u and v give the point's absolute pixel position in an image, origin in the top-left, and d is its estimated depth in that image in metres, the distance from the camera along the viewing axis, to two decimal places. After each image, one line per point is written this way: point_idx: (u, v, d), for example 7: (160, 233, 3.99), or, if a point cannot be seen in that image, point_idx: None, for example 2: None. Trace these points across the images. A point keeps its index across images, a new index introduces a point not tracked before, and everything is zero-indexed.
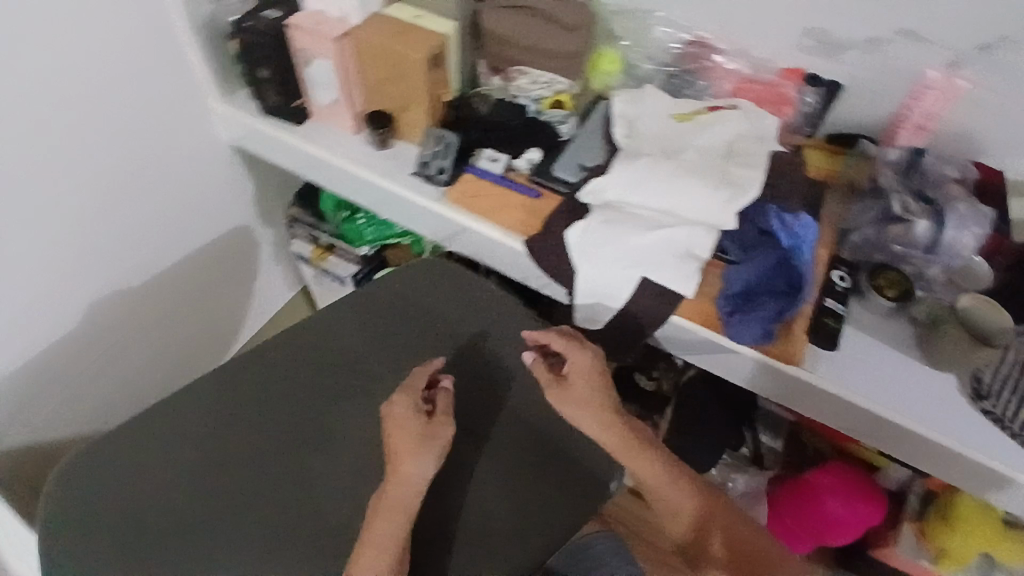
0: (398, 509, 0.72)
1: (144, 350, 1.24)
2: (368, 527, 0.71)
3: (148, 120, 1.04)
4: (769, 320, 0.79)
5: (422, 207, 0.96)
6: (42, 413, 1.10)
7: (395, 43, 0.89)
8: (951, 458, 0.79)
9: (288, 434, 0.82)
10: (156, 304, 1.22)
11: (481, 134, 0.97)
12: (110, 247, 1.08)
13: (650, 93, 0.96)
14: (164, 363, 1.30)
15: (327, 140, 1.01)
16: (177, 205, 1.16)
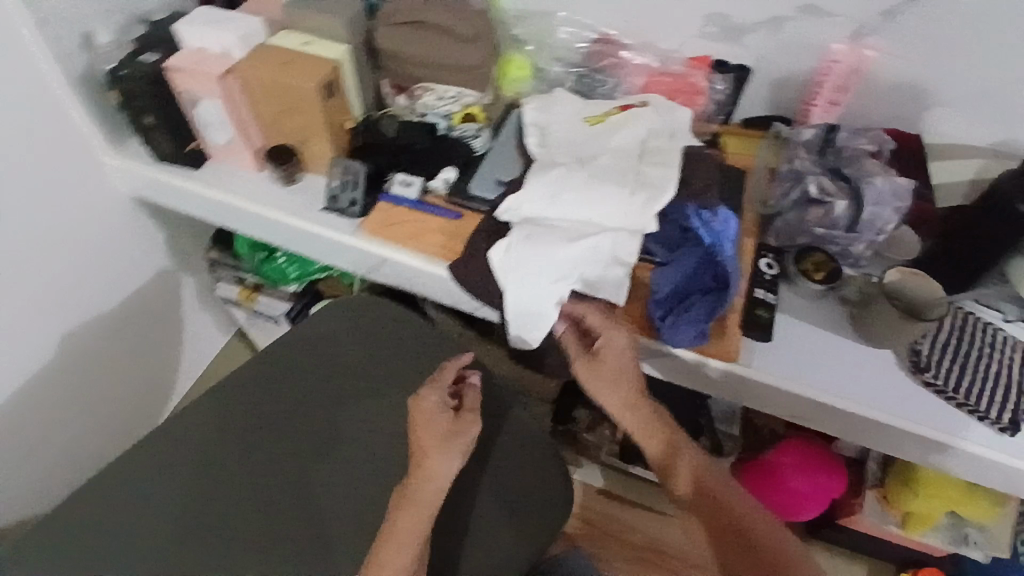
0: (421, 507, 0.72)
1: (70, 423, 1.16)
2: (391, 524, 0.71)
3: (39, 182, 0.97)
4: (700, 321, 0.79)
5: (338, 243, 0.91)
6: None
7: (283, 75, 0.84)
8: (896, 436, 0.79)
9: (278, 477, 0.85)
10: (78, 373, 1.14)
11: (392, 159, 0.93)
12: (18, 323, 1.00)
13: (559, 97, 0.94)
14: (95, 433, 1.22)
15: (230, 182, 0.96)
16: (86, 266, 1.08)
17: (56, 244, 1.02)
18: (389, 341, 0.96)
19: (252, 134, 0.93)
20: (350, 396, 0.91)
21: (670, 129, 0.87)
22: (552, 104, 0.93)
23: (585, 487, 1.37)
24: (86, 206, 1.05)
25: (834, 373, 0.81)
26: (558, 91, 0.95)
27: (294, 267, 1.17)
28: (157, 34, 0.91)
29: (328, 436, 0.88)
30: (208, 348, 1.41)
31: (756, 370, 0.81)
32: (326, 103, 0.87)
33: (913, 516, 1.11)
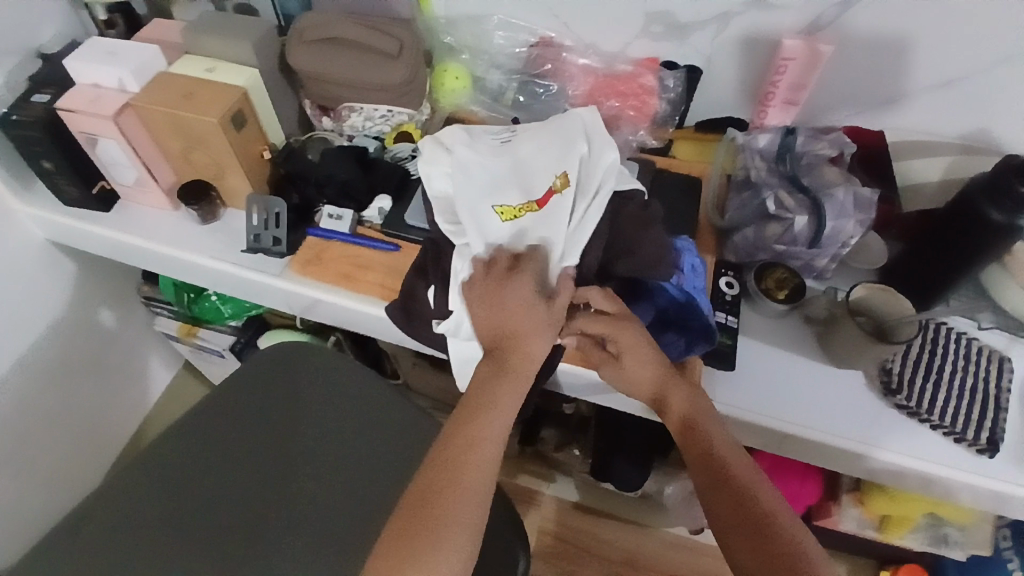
0: (517, 379, 0.62)
1: (12, 490, 1.03)
2: (490, 395, 0.61)
3: None
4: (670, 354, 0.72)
5: (264, 284, 0.83)
6: None
7: (183, 109, 0.76)
8: (872, 462, 0.75)
9: (237, 538, 0.78)
10: (15, 434, 1.02)
11: (317, 191, 0.86)
12: None
13: (458, 136, 0.75)
14: (41, 497, 1.09)
15: (144, 226, 0.88)
16: (11, 321, 0.96)
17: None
18: (329, 388, 0.89)
19: (162, 173, 0.86)
20: (290, 455, 0.84)
21: (598, 189, 0.68)
22: (447, 148, 0.73)
23: (557, 500, 1.33)
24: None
25: (803, 398, 0.77)
26: (451, 129, 0.76)
27: (227, 305, 1.10)
28: (52, 72, 0.83)
29: (275, 492, 0.81)
30: (153, 388, 1.31)
31: (722, 404, 0.75)
32: (235, 136, 0.80)
33: (891, 519, 1.05)
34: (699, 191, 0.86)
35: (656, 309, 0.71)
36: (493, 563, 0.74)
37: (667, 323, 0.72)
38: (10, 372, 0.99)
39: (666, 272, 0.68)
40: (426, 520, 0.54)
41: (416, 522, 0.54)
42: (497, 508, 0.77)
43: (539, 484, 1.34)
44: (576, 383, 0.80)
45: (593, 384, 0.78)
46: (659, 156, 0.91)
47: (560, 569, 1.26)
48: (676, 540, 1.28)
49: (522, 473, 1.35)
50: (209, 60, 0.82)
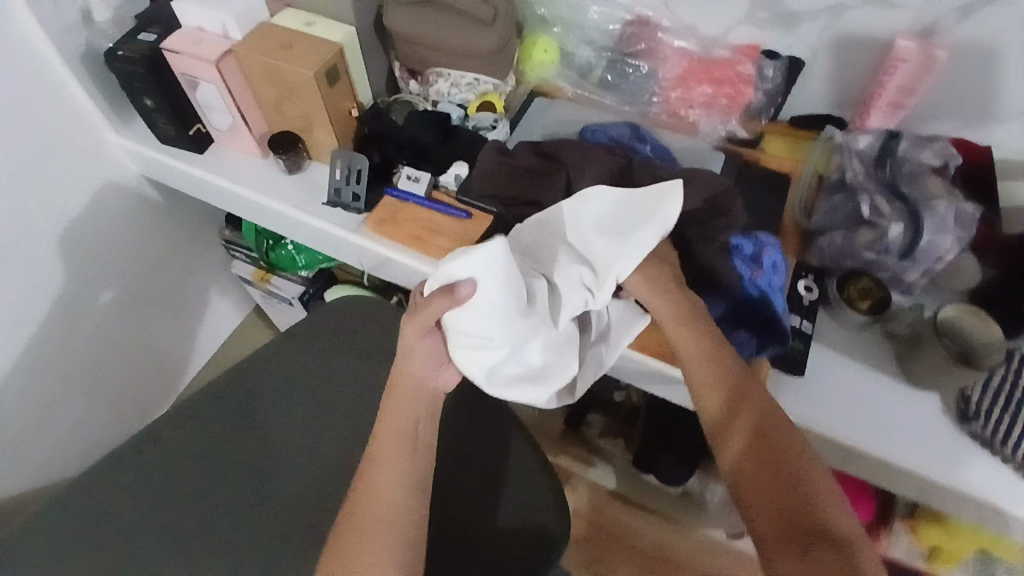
0: (409, 408, 0.60)
1: (80, 402, 1.10)
2: (387, 433, 0.59)
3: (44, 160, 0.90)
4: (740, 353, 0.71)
5: (340, 238, 0.85)
6: None
7: (281, 60, 0.78)
8: (936, 490, 0.71)
9: (283, 476, 0.80)
10: (89, 351, 1.08)
11: (397, 152, 0.87)
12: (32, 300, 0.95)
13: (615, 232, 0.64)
14: (105, 415, 1.16)
15: (232, 169, 0.92)
16: (97, 246, 1.02)
17: (57, 232, 0.95)
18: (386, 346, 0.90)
19: (256, 122, 0.89)
20: (341, 405, 0.84)
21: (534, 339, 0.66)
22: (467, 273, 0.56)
23: (593, 486, 1.32)
24: (89, 189, 0.98)
25: (865, 412, 0.74)
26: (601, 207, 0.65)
27: (301, 255, 1.13)
28: (160, 14, 0.87)
29: (326, 433, 0.83)
30: (221, 327, 1.37)
31: (785, 410, 0.73)
32: (328, 91, 0.81)
33: (941, 551, 1.01)
34: (786, 189, 0.83)
35: (729, 303, 0.70)
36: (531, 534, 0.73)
37: (740, 323, 0.71)
38: (93, 295, 1.05)
39: (735, 277, 0.69)
40: (354, 536, 0.54)
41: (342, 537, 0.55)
42: (540, 485, 0.76)
43: (576, 468, 1.33)
44: (634, 370, 0.79)
45: (652, 373, 0.77)
46: (747, 148, 0.88)
47: (590, 554, 1.26)
48: (710, 544, 1.25)
49: (561, 454, 1.34)
50: (310, 13, 0.84)
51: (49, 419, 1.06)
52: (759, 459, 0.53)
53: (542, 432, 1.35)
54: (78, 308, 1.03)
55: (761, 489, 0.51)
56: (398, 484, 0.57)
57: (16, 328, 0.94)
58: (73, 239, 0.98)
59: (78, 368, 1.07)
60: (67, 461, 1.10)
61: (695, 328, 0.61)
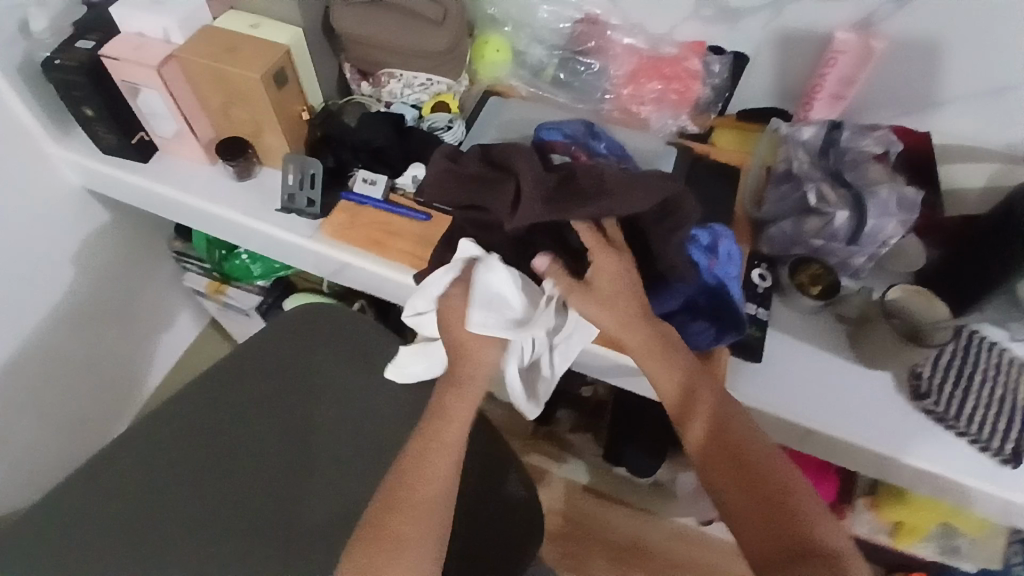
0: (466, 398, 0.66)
1: (30, 427, 1.04)
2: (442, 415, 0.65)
3: None
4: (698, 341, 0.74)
5: (298, 244, 0.84)
6: None
7: (225, 64, 0.76)
8: (894, 465, 0.74)
9: (249, 490, 0.77)
10: (37, 372, 1.03)
11: (353, 156, 0.86)
12: None
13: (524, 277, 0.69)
14: (56, 440, 1.10)
15: (181, 178, 0.89)
16: (41, 263, 0.98)
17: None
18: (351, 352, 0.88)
19: (203, 129, 0.86)
20: (306, 414, 0.82)
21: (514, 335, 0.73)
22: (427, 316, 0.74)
23: (565, 482, 1.33)
24: (30, 206, 0.94)
25: (824, 395, 0.76)
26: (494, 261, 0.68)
27: (257, 264, 1.11)
28: (98, 20, 0.84)
29: (292, 443, 0.81)
30: (176, 342, 1.33)
31: (746, 395, 0.76)
32: (276, 94, 0.80)
33: (902, 525, 1.04)
34: (735, 180, 0.86)
35: (687, 296, 0.72)
36: (505, 531, 0.73)
37: (699, 311, 0.74)
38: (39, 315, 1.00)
39: (694, 272, 0.70)
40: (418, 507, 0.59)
41: (409, 502, 0.59)
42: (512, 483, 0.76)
43: (548, 465, 1.34)
44: (599, 365, 0.80)
45: (616, 367, 0.79)
46: (698, 142, 0.90)
47: (565, 551, 1.27)
48: (681, 534, 1.28)
49: (531, 455, 1.35)
50: (255, 16, 0.82)
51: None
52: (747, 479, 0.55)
53: (512, 432, 1.35)
54: (23, 330, 0.98)
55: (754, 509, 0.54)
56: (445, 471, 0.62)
57: None
58: (14, 257, 0.93)
59: (28, 392, 1.02)
60: (16, 493, 1.04)
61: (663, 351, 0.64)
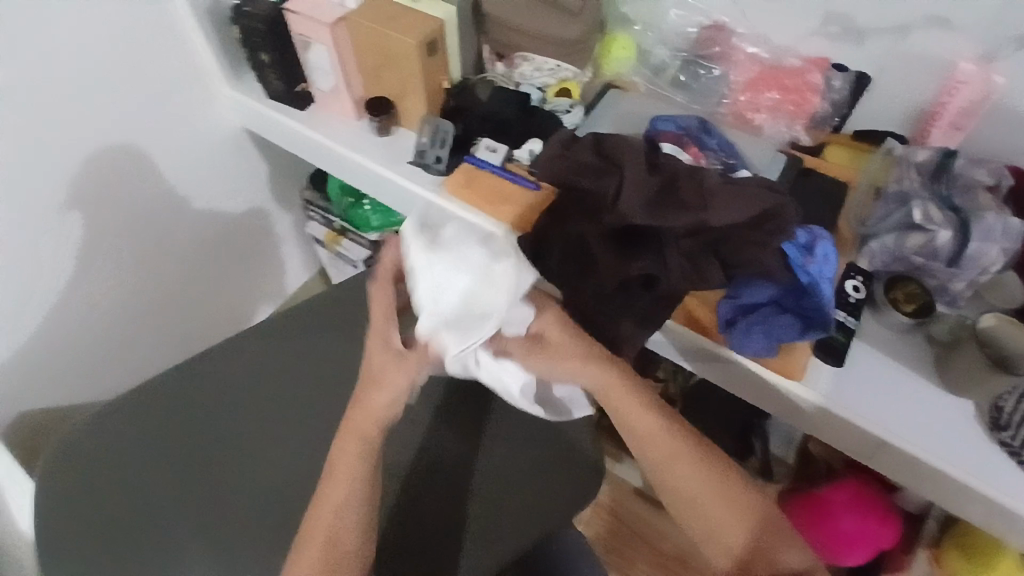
0: (359, 444, 0.72)
1: (157, 323, 1.23)
2: (339, 465, 0.72)
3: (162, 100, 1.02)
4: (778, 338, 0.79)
5: (419, 197, 0.94)
6: (60, 385, 1.10)
7: (389, 29, 0.87)
8: (958, 489, 0.75)
9: None
10: (170, 278, 1.20)
11: (480, 126, 0.95)
12: (135, 223, 1.08)
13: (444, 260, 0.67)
14: (175, 340, 1.28)
15: (328, 126, 1.01)
16: (191, 185, 1.14)
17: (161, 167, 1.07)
18: None
19: (356, 86, 0.98)
20: None
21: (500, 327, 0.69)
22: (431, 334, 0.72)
23: (618, 478, 1.36)
24: (195, 133, 1.10)
25: (899, 410, 0.78)
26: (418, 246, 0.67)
27: (376, 215, 1.23)
28: None
29: None
30: (287, 280, 1.49)
31: (819, 394, 0.79)
32: (426, 61, 0.90)
33: None
34: (843, 197, 0.88)
35: (772, 291, 0.79)
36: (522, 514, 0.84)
37: (786, 309, 0.80)
38: (181, 231, 1.17)
39: (783, 270, 0.77)
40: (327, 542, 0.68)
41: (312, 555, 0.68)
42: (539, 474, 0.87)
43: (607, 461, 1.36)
44: (687, 346, 0.88)
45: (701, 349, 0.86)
46: (809, 155, 0.93)
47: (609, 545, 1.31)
48: None
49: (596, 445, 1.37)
50: None
51: (128, 336, 1.18)
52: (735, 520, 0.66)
53: None
54: (163, 244, 1.15)
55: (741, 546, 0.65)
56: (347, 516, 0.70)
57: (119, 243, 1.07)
58: (174, 175, 1.10)
59: (159, 293, 1.20)
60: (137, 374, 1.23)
61: (638, 405, 0.71)
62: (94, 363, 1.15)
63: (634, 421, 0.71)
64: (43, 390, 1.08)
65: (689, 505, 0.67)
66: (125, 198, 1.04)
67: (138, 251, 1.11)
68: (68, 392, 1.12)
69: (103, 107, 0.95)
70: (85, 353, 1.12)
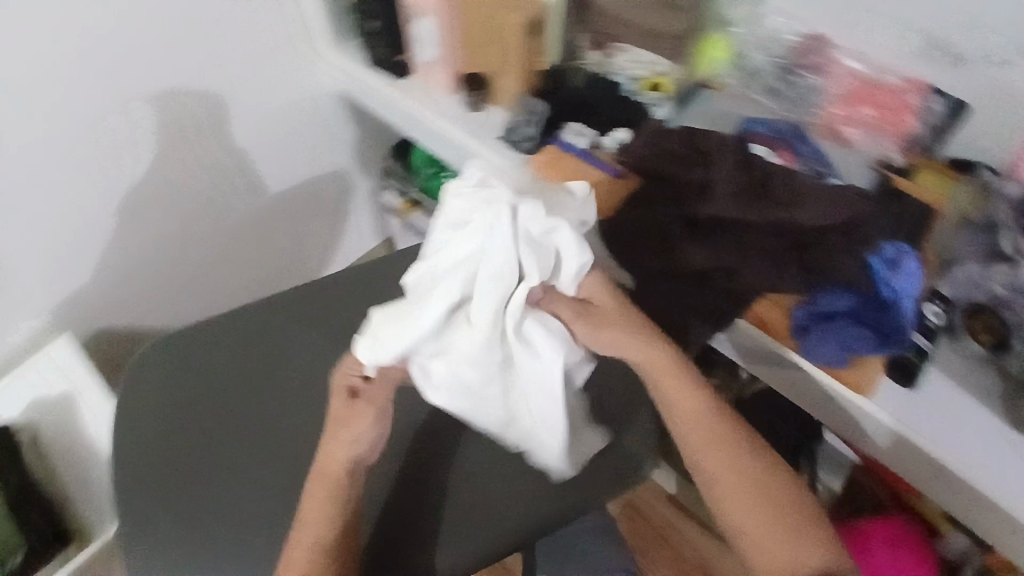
0: (327, 481, 0.74)
1: (231, 266, 1.29)
2: (310, 496, 0.74)
3: (264, 54, 1.08)
4: (849, 348, 0.79)
5: (502, 171, 0.97)
6: (138, 307, 1.18)
7: (496, 7, 0.91)
8: (1013, 521, 0.76)
9: None
10: (250, 224, 1.27)
11: (571, 111, 0.97)
12: (222, 165, 1.15)
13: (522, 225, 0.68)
14: (245, 285, 1.35)
15: (422, 97, 1.05)
16: (280, 138, 1.20)
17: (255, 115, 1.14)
18: None
19: (453, 62, 1.00)
20: None
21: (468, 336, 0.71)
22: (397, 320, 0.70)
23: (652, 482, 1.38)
24: (293, 89, 1.16)
25: (962, 437, 0.79)
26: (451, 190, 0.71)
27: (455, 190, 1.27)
28: None
29: None
30: (356, 247, 1.54)
31: (884, 410, 0.81)
32: (527, 39, 0.94)
33: None
34: (931, 222, 0.86)
35: (851, 301, 0.80)
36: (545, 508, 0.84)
37: (863, 321, 0.79)
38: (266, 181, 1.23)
39: (864, 280, 0.79)
40: (348, 533, 0.75)
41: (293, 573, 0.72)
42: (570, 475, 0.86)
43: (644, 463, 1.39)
44: (757, 349, 0.88)
45: (772, 355, 0.87)
46: (896, 175, 0.90)
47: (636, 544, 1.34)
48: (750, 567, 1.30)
49: None
50: None
51: (205, 273, 1.26)
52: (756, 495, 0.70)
53: None
54: (248, 190, 1.22)
55: (760, 522, 0.69)
56: (319, 540, 0.72)
57: (206, 180, 1.14)
58: (263, 125, 1.16)
59: (237, 238, 1.27)
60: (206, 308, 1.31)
61: (682, 379, 0.72)
62: (171, 293, 1.22)
63: (676, 394, 0.72)
64: (121, 310, 1.16)
65: (721, 485, 0.70)
66: (220, 141, 1.11)
67: (223, 192, 1.18)
68: (147, 317, 1.20)
69: (213, 49, 1.02)
70: (163, 281, 1.19)
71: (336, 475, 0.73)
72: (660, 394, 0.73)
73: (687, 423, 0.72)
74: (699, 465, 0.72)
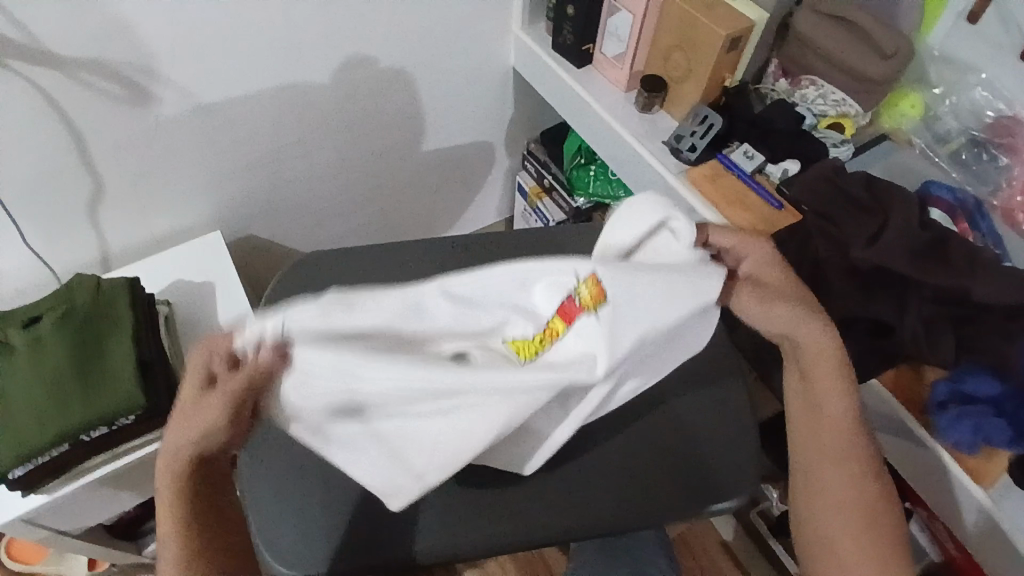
0: (181, 474, 0.63)
1: (365, 208, 1.37)
2: (167, 493, 0.64)
3: (456, 20, 1.13)
4: (985, 439, 0.74)
5: (658, 174, 0.97)
6: (277, 223, 1.27)
7: (701, 14, 0.92)
8: None
9: None
10: (392, 174, 1.33)
11: (744, 130, 0.97)
12: (386, 114, 1.21)
13: (612, 287, 0.59)
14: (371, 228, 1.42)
15: (596, 89, 1.07)
16: (443, 100, 1.25)
17: (430, 74, 1.19)
18: None
19: (639, 59, 1.03)
20: None
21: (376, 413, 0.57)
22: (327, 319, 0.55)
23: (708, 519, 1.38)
24: (470, 58, 1.21)
25: None
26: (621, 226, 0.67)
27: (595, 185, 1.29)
28: None
29: None
30: (476, 218, 1.59)
31: (1002, 513, 0.77)
32: (722, 53, 0.93)
33: None
34: None
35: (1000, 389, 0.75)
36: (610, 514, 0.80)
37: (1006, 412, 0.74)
38: (415, 137, 1.29)
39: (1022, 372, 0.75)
40: (208, 526, 0.66)
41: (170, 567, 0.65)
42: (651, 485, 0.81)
43: None
44: (877, 411, 0.84)
45: (892, 421, 0.83)
46: None
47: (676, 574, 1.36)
48: None
49: None
50: None
51: (342, 208, 1.33)
52: (870, 532, 0.69)
53: None
54: (402, 141, 1.28)
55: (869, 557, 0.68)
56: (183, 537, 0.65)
57: (369, 125, 1.21)
58: (433, 86, 1.21)
59: (379, 184, 1.33)
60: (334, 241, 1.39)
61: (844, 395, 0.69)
62: (308, 218, 1.30)
63: (834, 402, 0.69)
64: (263, 220, 1.25)
65: (828, 489, 0.71)
66: (391, 91, 1.17)
67: (381, 138, 1.24)
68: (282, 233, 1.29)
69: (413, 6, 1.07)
70: (306, 206, 1.27)
71: (180, 468, 0.62)
72: (819, 399, 0.70)
73: (831, 437, 0.70)
74: (825, 483, 0.71)
